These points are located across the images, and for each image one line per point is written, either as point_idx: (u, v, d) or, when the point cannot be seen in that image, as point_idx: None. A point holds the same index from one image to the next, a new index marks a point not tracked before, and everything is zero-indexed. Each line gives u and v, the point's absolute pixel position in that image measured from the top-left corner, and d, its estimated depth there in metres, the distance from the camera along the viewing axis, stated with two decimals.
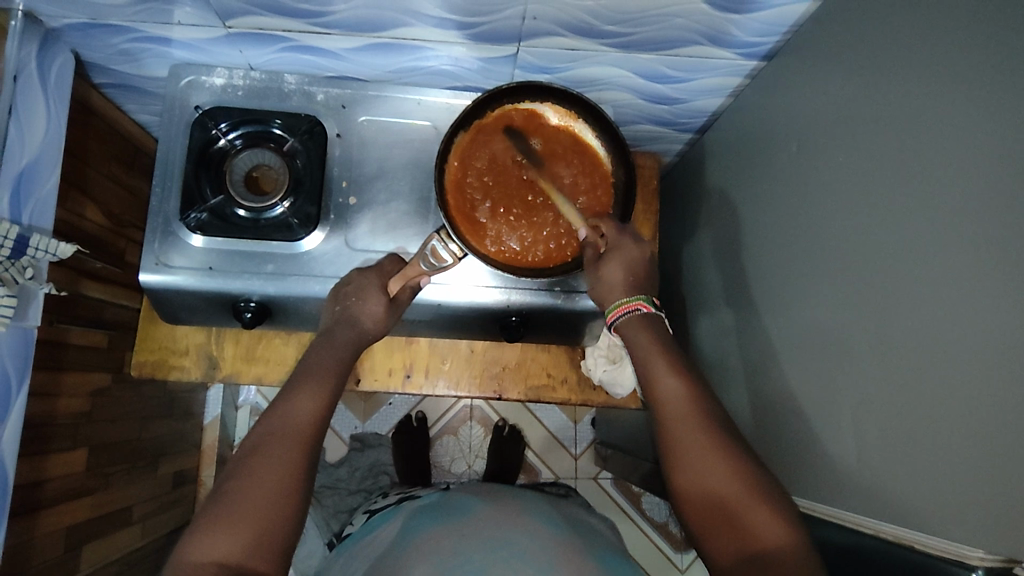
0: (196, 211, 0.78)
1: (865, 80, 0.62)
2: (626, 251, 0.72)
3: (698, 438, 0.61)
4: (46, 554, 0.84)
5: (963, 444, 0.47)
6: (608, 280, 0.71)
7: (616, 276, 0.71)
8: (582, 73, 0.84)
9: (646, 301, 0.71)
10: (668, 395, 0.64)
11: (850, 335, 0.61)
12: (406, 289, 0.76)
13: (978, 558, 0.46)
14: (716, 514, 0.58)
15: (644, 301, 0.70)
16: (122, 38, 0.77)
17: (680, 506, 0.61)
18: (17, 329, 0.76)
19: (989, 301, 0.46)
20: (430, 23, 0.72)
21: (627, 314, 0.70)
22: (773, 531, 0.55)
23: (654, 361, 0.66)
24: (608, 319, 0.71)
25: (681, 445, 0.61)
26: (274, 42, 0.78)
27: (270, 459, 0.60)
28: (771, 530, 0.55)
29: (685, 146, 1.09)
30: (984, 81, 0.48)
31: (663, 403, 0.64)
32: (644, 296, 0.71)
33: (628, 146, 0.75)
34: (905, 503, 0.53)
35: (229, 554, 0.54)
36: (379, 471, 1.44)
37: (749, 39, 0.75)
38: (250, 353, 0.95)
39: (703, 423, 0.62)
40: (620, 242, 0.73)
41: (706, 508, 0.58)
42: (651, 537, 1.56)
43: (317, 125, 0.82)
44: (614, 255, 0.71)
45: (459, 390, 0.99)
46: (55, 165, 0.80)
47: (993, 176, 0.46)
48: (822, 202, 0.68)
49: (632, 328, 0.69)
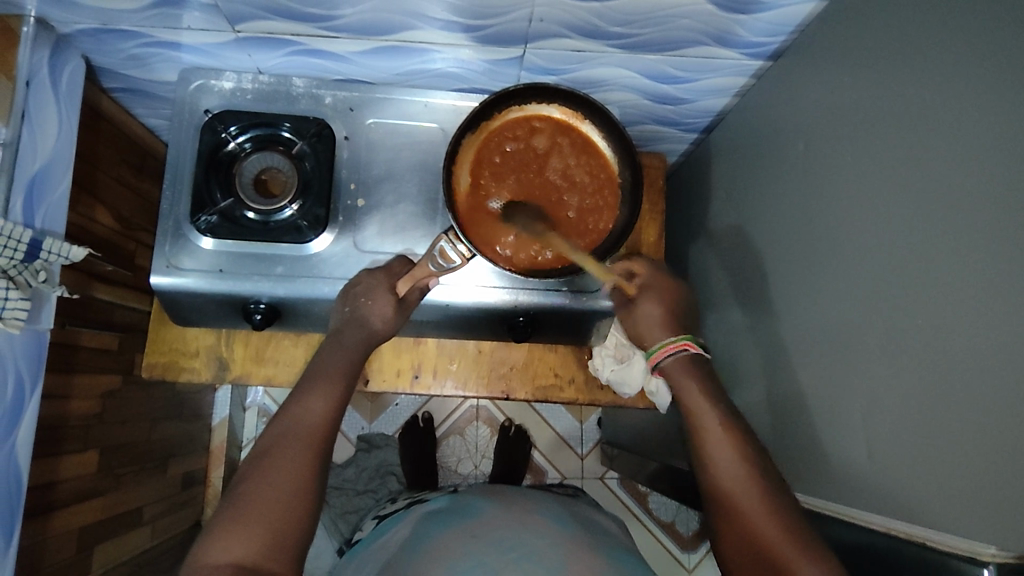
0: (206, 214, 0.79)
1: (871, 79, 0.62)
2: (661, 292, 0.78)
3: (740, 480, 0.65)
4: (60, 554, 0.85)
5: (971, 443, 0.48)
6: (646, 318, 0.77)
7: (653, 314, 0.76)
8: (587, 74, 0.84)
9: (692, 339, 0.75)
10: (711, 438, 0.69)
11: (859, 334, 0.61)
12: (415, 290, 0.76)
13: (990, 554, 0.47)
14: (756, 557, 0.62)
15: (690, 341, 0.74)
16: (133, 43, 0.78)
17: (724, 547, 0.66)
18: (29, 332, 0.76)
19: (997, 300, 0.46)
20: (438, 26, 0.72)
21: (668, 355, 0.74)
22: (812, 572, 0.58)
23: (699, 403, 0.71)
24: (652, 359, 0.76)
25: (723, 487, 0.66)
26: (282, 45, 0.79)
27: (284, 460, 0.61)
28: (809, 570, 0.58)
29: (691, 146, 1.09)
30: (990, 80, 0.48)
31: (705, 447, 0.69)
32: (689, 334, 0.75)
33: (633, 145, 0.75)
34: (917, 500, 0.53)
35: (244, 556, 0.55)
36: (386, 471, 1.45)
37: (754, 39, 0.76)
38: (259, 354, 0.96)
39: (747, 467, 0.66)
40: (656, 282, 0.79)
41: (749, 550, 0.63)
42: (657, 537, 1.56)
43: (325, 128, 0.83)
44: (647, 295, 0.77)
45: (467, 390, 0.99)
46: (67, 169, 0.80)
47: (999, 175, 0.47)
48: (829, 202, 0.68)
49: (676, 368, 0.74)
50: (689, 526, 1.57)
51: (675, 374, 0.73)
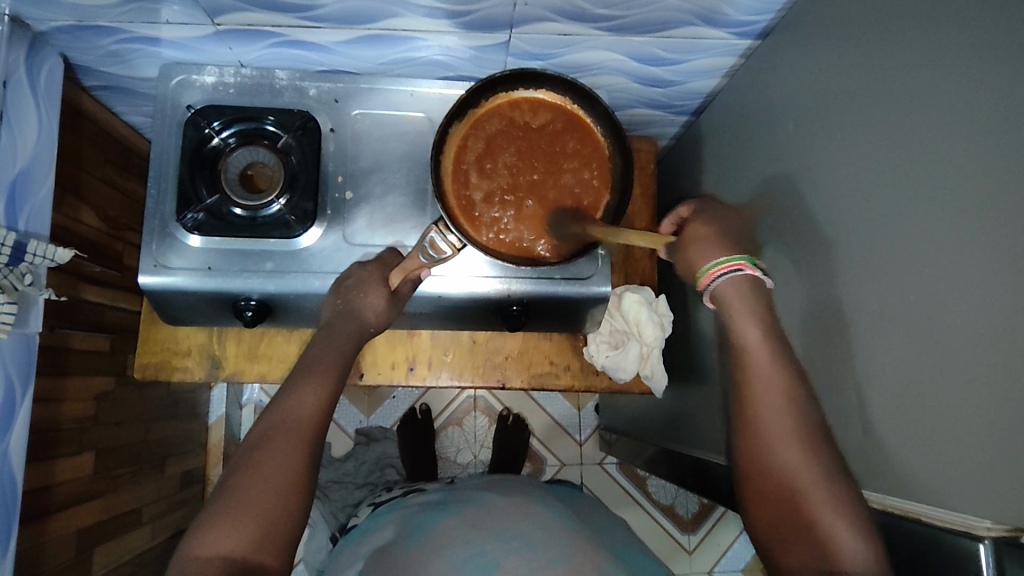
0: (192, 211, 0.78)
1: (861, 55, 0.61)
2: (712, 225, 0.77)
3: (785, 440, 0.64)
4: (59, 557, 0.85)
5: (967, 419, 0.48)
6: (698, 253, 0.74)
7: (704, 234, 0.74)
8: (574, 58, 0.83)
9: (749, 261, 0.72)
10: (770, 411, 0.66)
11: (854, 314, 0.61)
12: (406, 282, 0.76)
13: (985, 529, 0.47)
14: (793, 516, 0.62)
15: (746, 262, 0.71)
16: (111, 39, 0.76)
17: (755, 500, 0.66)
18: (18, 336, 0.76)
19: (990, 275, 0.46)
20: (420, 12, 0.71)
21: (719, 277, 0.72)
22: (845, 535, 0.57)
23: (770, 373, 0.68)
24: (704, 280, 0.73)
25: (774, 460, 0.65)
26: (264, 37, 0.77)
27: (273, 453, 0.61)
28: (847, 536, 0.57)
29: (681, 129, 1.09)
30: (980, 52, 0.48)
31: None
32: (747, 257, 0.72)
33: (623, 129, 0.74)
34: (913, 477, 0.54)
35: (233, 548, 0.55)
36: (386, 464, 1.45)
37: (743, 18, 0.75)
38: (252, 351, 0.95)
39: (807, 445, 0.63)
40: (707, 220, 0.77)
41: (786, 509, 0.62)
42: (657, 520, 1.57)
43: (310, 120, 0.82)
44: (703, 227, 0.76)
45: (462, 381, 0.99)
46: (49, 170, 0.79)
47: (990, 149, 0.46)
48: (820, 180, 0.68)
49: (734, 291, 0.72)
50: (688, 508, 1.58)
51: (735, 302, 0.72)
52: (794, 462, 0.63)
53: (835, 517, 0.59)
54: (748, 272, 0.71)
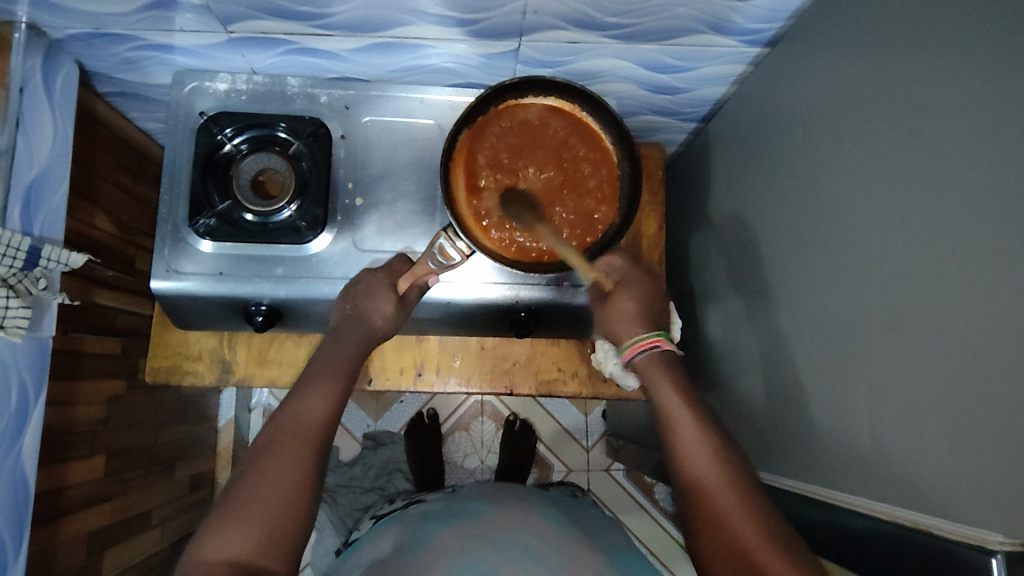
0: (204, 217, 0.79)
1: (870, 65, 0.61)
2: (636, 287, 0.78)
3: (714, 483, 0.62)
4: (69, 559, 0.86)
5: (980, 430, 0.47)
6: (619, 312, 0.76)
7: (625, 307, 0.76)
8: (583, 66, 0.83)
9: (664, 337, 0.73)
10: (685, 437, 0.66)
11: (865, 322, 0.61)
12: (414, 287, 0.76)
13: (997, 543, 0.46)
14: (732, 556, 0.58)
15: (662, 337, 0.73)
16: (126, 47, 0.77)
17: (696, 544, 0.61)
18: (32, 340, 0.76)
19: (999, 288, 0.46)
20: (430, 20, 0.72)
21: (640, 352, 0.73)
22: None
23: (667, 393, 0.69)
24: (625, 357, 0.74)
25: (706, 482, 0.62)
26: (276, 45, 0.78)
27: (281, 457, 0.61)
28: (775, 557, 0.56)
29: (690, 135, 1.09)
30: (991, 62, 0.48)
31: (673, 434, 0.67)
32: (662, 332, 0.74)
33: (633, 137, 0.75)
34: (924, 488, 0.53)
35: (238, 553, 0.55)
36: (393, 469, 1.46)
37: (752, 26, 0.75)
38: (262, 355, 0.96)
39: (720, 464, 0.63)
40: (629, 279, 0.78)
41: (726, 552, 0.58)
42: (664, 526, 1.56)
43: (321, 127, 0.83)
44: (624, 289, 0.77)
45: (471, 386, 0.99)
46: (63, 176, 0.80)
47: (998, 159, 0.46)
48: (829, 189, 0.68)
49: (649, 366, 0.72)
50: None
51: (649, 372, 0.72)
52: (721, 499, 0.61)
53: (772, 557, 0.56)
54: (664, 348, 0.73)
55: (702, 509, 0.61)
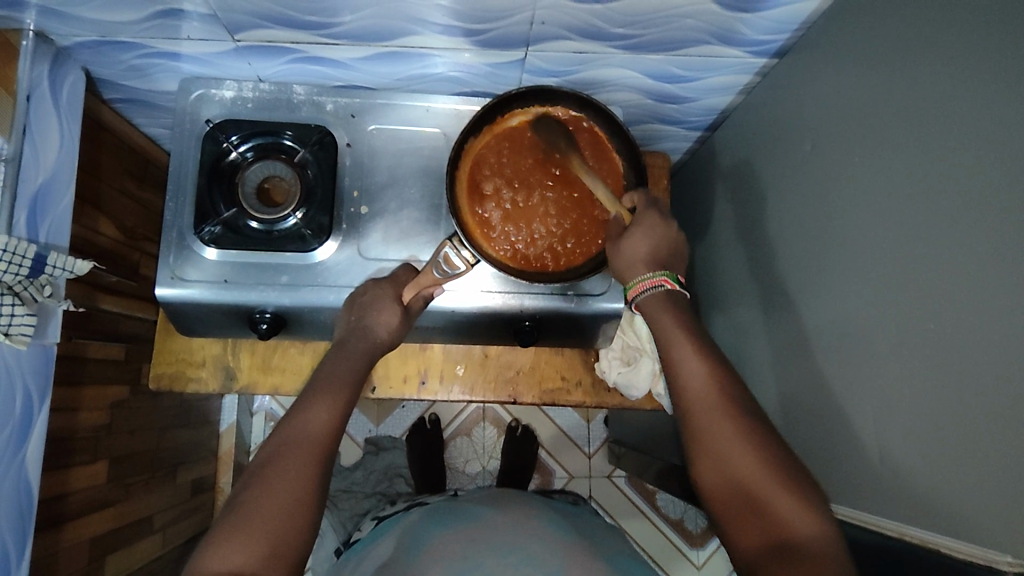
0: (209, 224, 0.79)
1: (878, 79, 0.61)
2: (649, 226, 0.70)
3: (716, 416, 0.59)
4: (70, 564, 0.86)
5: (988, 450, 0.47)
6: (630, 255, 0.69)
7: (637, 248, 0.69)
8: (590, 75, 0.83)
9: (670, 278, 0.69)
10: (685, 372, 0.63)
11: (872, 339, 0.60)
12: (419, 299, 0.77)
13: (1007, 563, 0.46)
14: (739, 502, 0.56)
15: (668, 277, 0.69)
16: (133, 54, 0.77)
17: (704, 496, 0.60)
18: (37, 347, 0.76)
19: (1005, 307, 0.46)
20: (437, 30, 0.72)
21: (644, 292, 0.69)
22: (809, 527, 0.53)
23: (669, 331, 0.65)
24: (631, 297, 0.70)
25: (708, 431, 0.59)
26: (283, 54, 0.78)
27: (284, 468, 0.60)
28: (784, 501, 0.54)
29: (696, 144, 1.09)
30: (996, 84, 0.48)
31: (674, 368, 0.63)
32: (669, 273, 0.70)
33: (639, 148, 0.75)
34: (932, 506, 0.53)
35: (243, 564, 0.54)
36: (394, 473, 1.43)
37: (759, 38, 0.75)
38: (265, 362, 0.96)
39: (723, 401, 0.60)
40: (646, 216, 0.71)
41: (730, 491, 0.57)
42: (665, 534, 1.56)
43: (327, 135, 0.83)
44: (640, 227, 0.70)
45: (474, 395, 0.99)
46: (70, 182, 0.80)
47: (1006, 178, 0.46)
48: (837, 202, 0.68)
49: (654, 307, 0.68)
50: (697, 523, 1.57)
51: (657, 320, 0.67)
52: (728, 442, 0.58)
53: (784, 497, 0.54)
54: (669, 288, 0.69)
55: (703, 447, 0.59)
